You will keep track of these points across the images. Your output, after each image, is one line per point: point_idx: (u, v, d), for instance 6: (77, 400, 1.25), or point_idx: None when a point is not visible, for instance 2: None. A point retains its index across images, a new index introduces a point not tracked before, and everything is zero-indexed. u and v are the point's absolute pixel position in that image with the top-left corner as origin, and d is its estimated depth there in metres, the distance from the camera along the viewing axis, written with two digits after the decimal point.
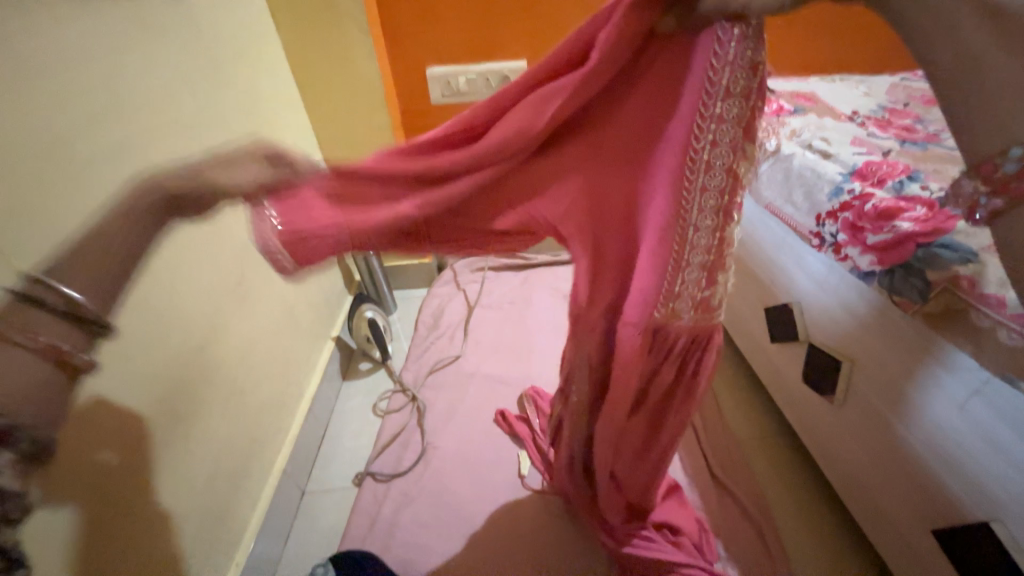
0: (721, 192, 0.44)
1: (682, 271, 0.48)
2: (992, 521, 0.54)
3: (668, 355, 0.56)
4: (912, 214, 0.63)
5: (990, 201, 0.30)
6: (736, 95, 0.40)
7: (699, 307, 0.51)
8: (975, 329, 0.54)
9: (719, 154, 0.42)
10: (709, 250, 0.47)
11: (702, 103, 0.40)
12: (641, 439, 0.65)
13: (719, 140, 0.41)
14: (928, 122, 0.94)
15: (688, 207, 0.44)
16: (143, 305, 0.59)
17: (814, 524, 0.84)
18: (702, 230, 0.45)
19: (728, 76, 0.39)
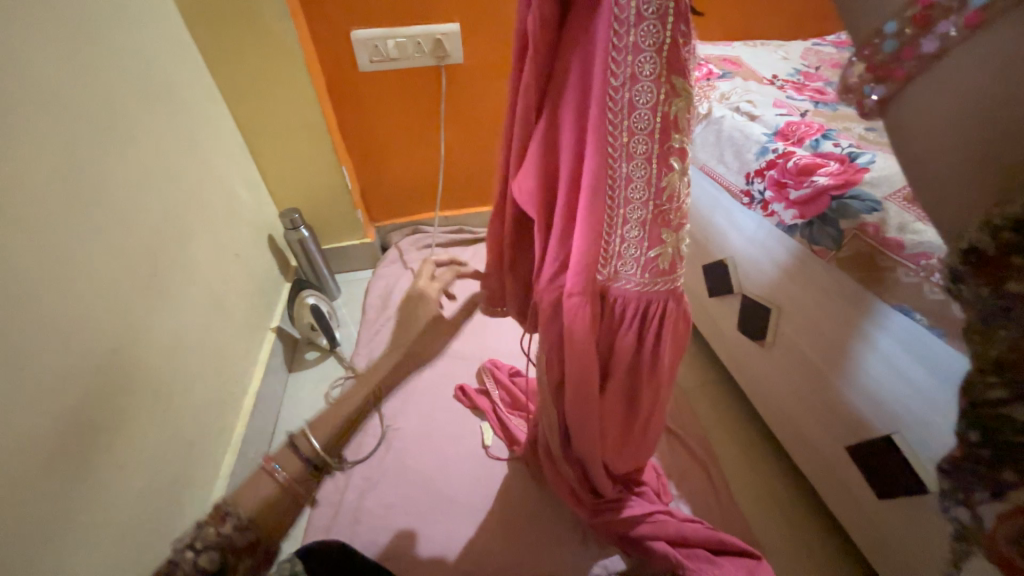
0: (649, 137, 0.42)
1: (619, 229, 0.48)
2: (894, 433, 0.63)
3: (620, 320, 0.56)
4: (826, 170, 0.69)
5: (875, 91, 0.26)
6: (650, 20, 0.36)
7: (646, 263, 0.51)
8: (879, 269, 0.61)
9: (641, 93, 0.39)
10: (644, 200, 0.46)
11: (613, 40, 0.38)
12: (611, 406, 0.65)
13: (639, 76, 0.39)
14: (837, 84, 1.02)
15: (616, 160, 0.43)
16: (33, 309, 0.51)
17: (752, 456, 0.94)
18: (632, 180, 0.44)
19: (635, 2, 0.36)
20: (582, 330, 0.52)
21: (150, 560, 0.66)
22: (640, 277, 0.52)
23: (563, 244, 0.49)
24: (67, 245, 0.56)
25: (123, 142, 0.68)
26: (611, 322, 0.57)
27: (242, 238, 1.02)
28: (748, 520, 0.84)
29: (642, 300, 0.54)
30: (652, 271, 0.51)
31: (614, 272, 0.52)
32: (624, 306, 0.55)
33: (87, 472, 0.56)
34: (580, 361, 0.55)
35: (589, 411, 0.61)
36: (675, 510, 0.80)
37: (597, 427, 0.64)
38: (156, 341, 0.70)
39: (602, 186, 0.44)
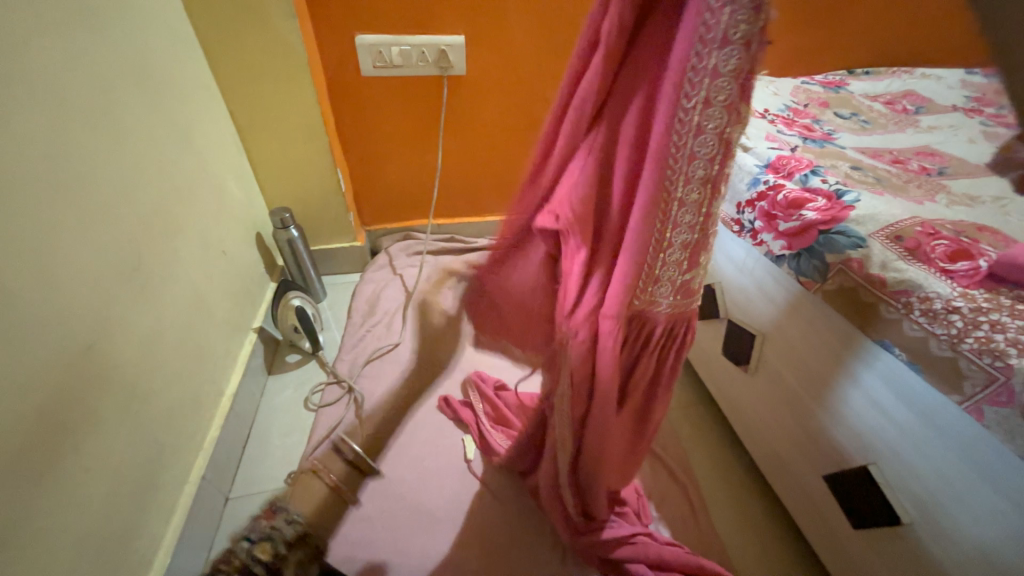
0: (710, 161, 0.43)
1: (663, 254, 0.49)
2: (870, 464, 0.65)
3: (647, 342, 0.59)
4: (814, 205, 0.72)
5: None
6: (734, 45, 0.36)
7: (681, 286, 0.53)
8: (863, 304, 0.63)
9: (711, 118, 0.40)
10: (693, 224, 0.47)
11: (692, 59, 0.38)
12: (625, 430, 0.68)
13: (712, 100, 0.39)
14: (824, 122, 1.07)
15: (674, 184, 0.44)
16: (8, 299, 0.49)
17: (731, 480, 0.95)
18: (685, 204, 0.46)
19: (724, 25, 0.36)
20: (610, 349, 0.54)
21: (111, 569, 0.62)
22: (672, 299, 0.54)
23: (606, 263, 0.51)
24: (48, 233, 0.54)
25: (115, 130, 0.66)
26: (637, 344, 0.59)
27: (230, 235, 1.00)
28: (726, 544, 0.85)
29: (671, 321, 0.57)
30: (683, 292, 0.54)
31: (650, 298, 0.54)
32: (651, 328, 0.57)
33: (52, 473, 0.53)
34: (604, 382, 0.57)
35: (604, 436, 0.63)
36: (656, 533, 0.79)
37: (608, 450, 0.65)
38: (133, 338, 0.68)
39: (656, 210, 0.45)
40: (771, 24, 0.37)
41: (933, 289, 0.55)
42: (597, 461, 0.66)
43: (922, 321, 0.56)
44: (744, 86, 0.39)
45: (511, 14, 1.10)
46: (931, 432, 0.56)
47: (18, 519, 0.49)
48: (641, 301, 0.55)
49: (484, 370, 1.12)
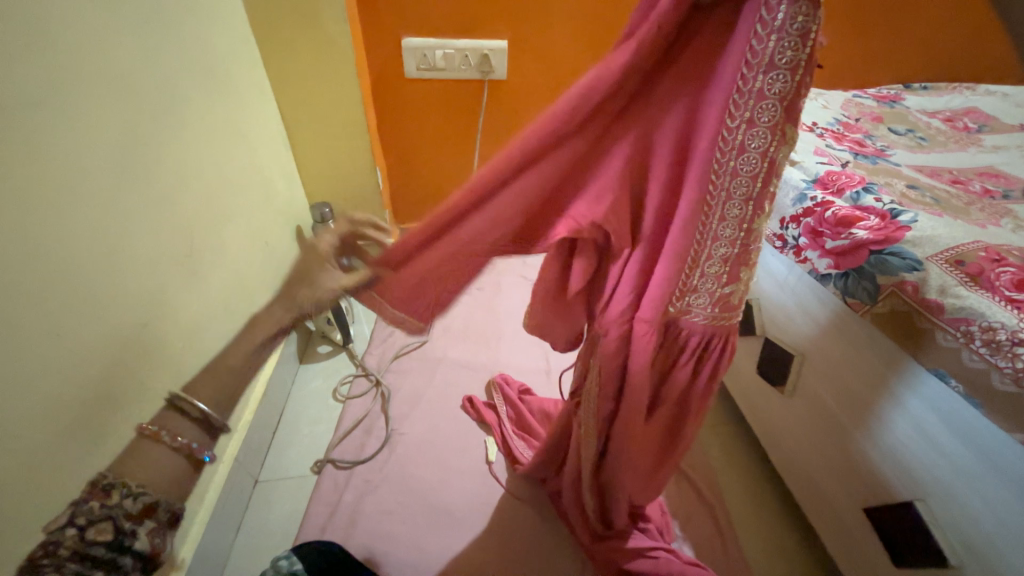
0: (752, 179, 0.44)
1: (702, 265, 0.50)
2: (917, 500, 0.61)
3: (680, 352, 0.58)
4: (866, 224, 0.69)
5: None
6: (781, 69, 0.39)
7: (718, 298, 0.53)
8: (916, 330, 0.59)
9: (755, 137, 0.42)
10: (733, 238, 0.48)
11: (740, 78, 0.40)
12: (655, 442, 0.67)
13: (756, 120, 0.41)
14: (877, 138, 1.03)
15: (715, 199, 0.45)
16: (74, 277, 0.52)
17: (760, 505, 0.92)
18: (726, 216, 0.47)
19: (771, 50, 0.38)
20: (644, 357, 0.53)
21: None
22: (709, 311, 0.54)
23: (645, 269, 0.50)
24: (112, 217, 0.57)
25: (174, 122, 0.69)
26: (670, 353, 0.58)
27: (273, 227, 1.04)
28: (751, 570, 0.82)
29: (708, 334, 0.56)
30: (721, 305, 0.54)
31: (686, 305, 0.54)
32: (687, 337, 0.57)
33: (103, 443, 0.56)
34: (636, 387, 0.56)
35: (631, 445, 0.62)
36: (679, 552, 0.77)
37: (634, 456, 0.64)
38: (181, 320, 0.71)
39: (697, 217, 0.46)
40: (816, 51, 0.39)
41: (998, 319, 0.52)
42: (626, 467, 0.65)
43: (983, 352, 0.52)
44: (789, 106, 0.41)
45: (554, 19, 1.10)
46: (989, 471, 0.53)
47: (71, 484, 0.52)
48: (678, 309, 0.54)
49: (509, 373, 1.12)
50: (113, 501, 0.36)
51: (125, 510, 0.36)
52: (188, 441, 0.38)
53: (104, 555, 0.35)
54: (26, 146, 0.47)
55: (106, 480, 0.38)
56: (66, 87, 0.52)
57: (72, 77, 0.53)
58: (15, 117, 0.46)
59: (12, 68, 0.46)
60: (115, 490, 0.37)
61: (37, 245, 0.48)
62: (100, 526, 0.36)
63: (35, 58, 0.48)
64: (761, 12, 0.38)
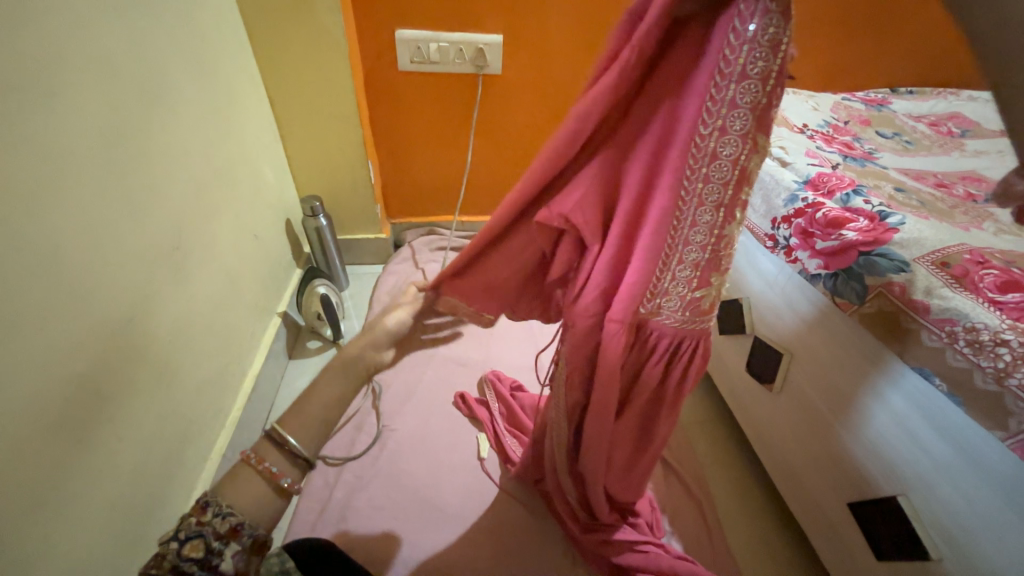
0: (724, 186, 0.44)
1: (672, 269, 0.50)
2: (899, 494, 0.63)
3: (651, 354, 0.58)
4: (856, 225, 0.70)
5: None
6: (752, 79, 0.39)
7: (689, 302, 0.53)
8: (902, 330, 0.61)
9: (727, 145, 0.42)
10: (704, 244, 0.48)
11: (712, 86, 0.40)
12: (627, 444, 0.67)
13: (729, 128, 0.41)
14: (865, 141, 1.04)
15: (685, 204, 0.45)
16: (59, 268, 0.50)
17: (747, 500, 0.93)
18: (697, 221, 0.47)
19: (743, 60, 0.38)
20: (614, 358, 0.53)
21: (135, 537, 0.64)
22: (679, 315, 0.54)
23: (615, 271, 0.50)
24: (97, 207, 0.55)
25: (163, 110, 0.67)
26: (641, 354, 0.59)
27: (263, 220, 1.02)
28: (739, 563, 0.83)
29: (678, 336, 0.56)
30: (692, 309, 0.54)
31: (655, 308, 0.54)
32: (657, 340, 0.57)
33: (88, 440, 0.55)
34: (606, 386, 0.56)
35: (599, 443, 0.62)
36: (668, 546, 0.79)
37: (606, 454, 0.65)
38: (169, 314, 0.69)
39: (668, 221, 0.45)
40: (788, 63, 0.39)
41: (980, 319, 0.54)
42: (599, 465, 0.65)
43: (966, 352, 0.54)
44: (761, 116, 0.41)
45: (550, 15, 1.09)
46: (969, 466, 0.54)
47: (55, 482, 0.51)
48: (648, 310, 0.54)
49: (501, 370, 1.12)
50: (207, 519, 0.42)
51: (214, 529, 0.42)
52: (283, 475, 0.46)
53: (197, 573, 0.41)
54: (11, 132, 0.45)
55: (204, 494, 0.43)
56: (52, 72, 0.50)
57: (58, 61, 0.51)
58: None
59: None
60: (209, 508, 0.42)
61: (20, 235, 0.46)
62: (193, 544, 0.41)
63: (21, 40, 0.47)
64: (733, 23, 0.37)
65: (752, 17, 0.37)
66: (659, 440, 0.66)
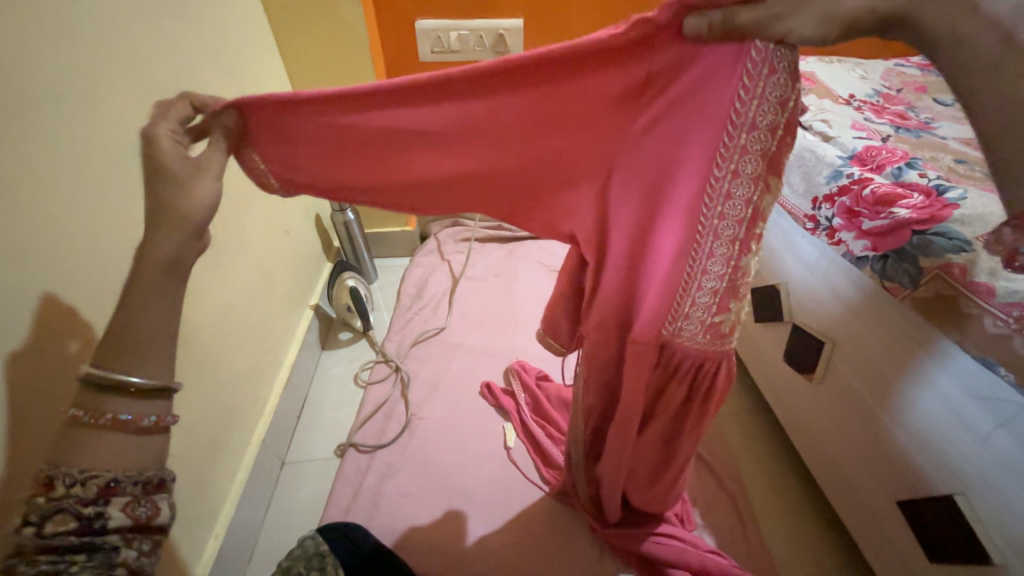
0: (737, 223, 0.46)
1: (692, 294, 0.50)
2: (956, 493, 0.58)
3: (674, 374, 0.57)
4: (909, 202, 0.64)
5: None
6: (761, 130, 0.42)
7: (710, 326, 0.53)
8: (961, 316, 0.56)
9: (739, 186, 0.44)
10: (723, 275, 0.49)
11: (725, 133, 0.42)
12: (655, 456, 0.66)
13: (741, 171, 0.43)
14: (921, 110, 0.95)
15: (701, 236, 0.47)
16: (104, 266, 0.55)
17: (787, 496, 0.89)
18: (714, 253, 0.48)
19: (753, 111, 0.41)
20: (634, 375, 0.54)
21: (185, 518, 0.69)
22: (701, 337, 0.53)
23: (634, 293, 0.52)
24: (135, 205, 0.59)
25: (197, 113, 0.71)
26: (664, 375, 0.57)
27: (292, 216, 1.06)
28: (776, 561, 0.80)
29: (700, 358, 0.55)
30: (713, 332, 0.53)
31: (677, 329, 0.53)
32: (681, 361, 0.56)
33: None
34: (629, 398, 0.56)
35: (625, 454, 0.62)
36: (697, 541, 0.76)
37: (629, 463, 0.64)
38: (209, 306, 0.75)
39: (683, 250, 0.47)
40: (795, 116, 0.42)
41: None
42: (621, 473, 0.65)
43: None
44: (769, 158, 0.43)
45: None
46: None
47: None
48: (669, 331, 0.53)
49: (527, 360, 1.11)
50: (64, 490, 0.36)
51: (80, 496, 0.37)
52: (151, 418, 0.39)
53: (78, 540, 0.37)
54: (60, 140, 0.49)
55: (48, 468, 0.37)
56: (94, 81, 0.53)
57: (102, 72, 0.54)
58: (46, 109, 0.48)
59: (47, 59, 0.48)
60: (59, 480, 0.36)
61: (68, 237, 0.50)
62: (56, 519, 0.36)
63: (64, 52, 0.50)
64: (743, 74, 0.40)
65: (760, 72, 0.40)
66: (684, 454, 0.64)
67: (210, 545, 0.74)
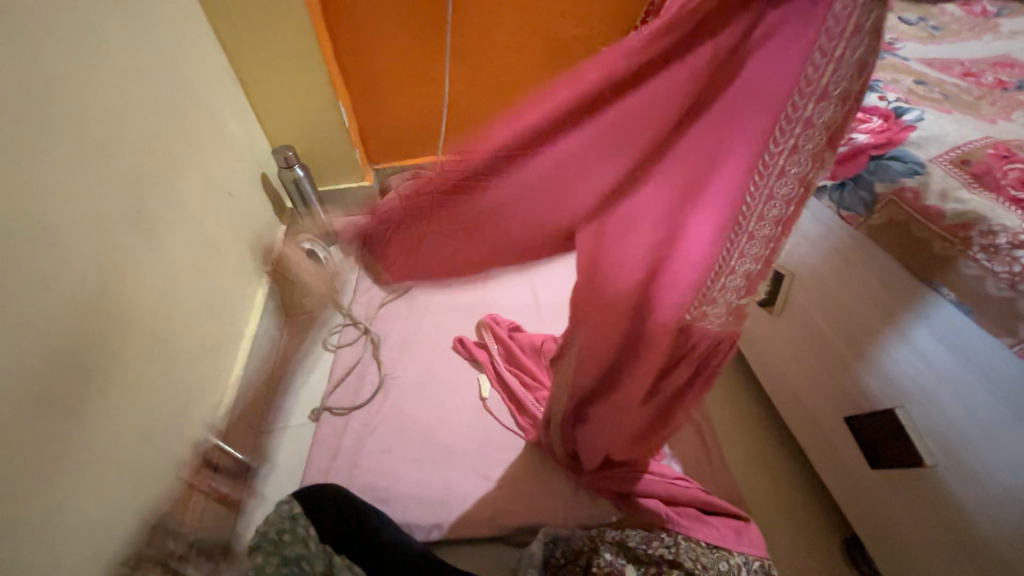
0: (787, 202, 0.44)
1: (723, 276, 0.49)
2: (898, 407, 0.62)
3: (688, 354, 0.59)
4: (867, 126, 0.63)
5: None
6: (831, 100, 0.38)
7: (732, 309, 0.52)
8: (911, 240, 0.56)
9: (794, 163, 0.42)
10: (756, 256, 0.48)
11: (790, 101, 0.39)
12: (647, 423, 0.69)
13: (799, 148, 0.41)
14: (885, 31, 0.92)
15: (746, 217, 0.45)
16: (10, 239, 0.50)
17: (747, 422, 0.95)
18: (753, 234, 0.46)
19: (826, 82, 0.37)
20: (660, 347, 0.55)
21: (156, 494, 0.68)
22: (723, 320, 0.53)
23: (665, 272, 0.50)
24: (36, 170, 0.53)
25: (92, 62, 0.63)
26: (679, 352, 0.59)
27: (234, 176, 0.98)
28: (736, 481, 0.87)
29: (716, 339, 0.56)
30: (735, 315, 0.53)
31: (701, 312, 0.53)
32: (698, 341, 0.57)
33: (83, 410, 0.57)
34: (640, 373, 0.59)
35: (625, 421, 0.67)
36: (665, 470, 0.81)
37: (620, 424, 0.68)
38: (150, 279, 0.70)
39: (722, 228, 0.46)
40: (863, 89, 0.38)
41: (1001, 222, 0.49)
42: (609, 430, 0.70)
43: (980, 258, 0.50)
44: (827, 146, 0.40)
45: None
46: (977, 376, 0.53)
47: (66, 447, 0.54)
48: (693, 314, 0.53)
49: (498, 313, 1.11)
50: None
51: None
52: None
53: None
54: None
55: None
56: None
57: None
58: None
59: None
60: None
61: None
62: None
63: None
64: (813, 50, 0.37)
65: (841, 32, 0.35)
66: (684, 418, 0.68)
67: (186, 517, 0.74)
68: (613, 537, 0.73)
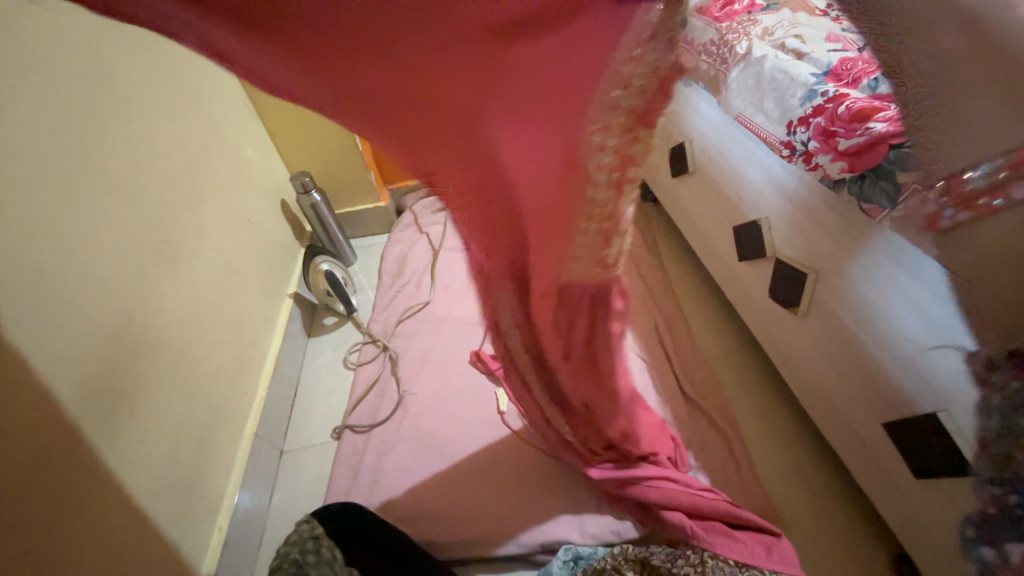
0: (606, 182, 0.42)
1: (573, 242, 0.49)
2: (940, 412, 0.57)
3: (577, 311, 0.58)
4: (885, 113, 0.58)
5: (956, 214, 0.50)
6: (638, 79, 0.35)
7: (597, 259, 0.51)
8: (941, 230, 0.52)
9: (601, 143, 0.40)
10: (603, 222, 0.46)
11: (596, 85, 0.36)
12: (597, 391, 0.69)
13: (605, 129, 0.39)
14: None
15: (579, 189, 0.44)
16: (43, 277, 0.53)
17: (779, 430, 0.90)
18: (592, 203, 0.44)
19: (626, 71, 0.35)
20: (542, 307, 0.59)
21: (185, 514, 0.71)
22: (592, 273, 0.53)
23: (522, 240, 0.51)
24: (68, 212, 0.57)
25: (113, 106, 0.67)
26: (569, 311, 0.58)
27: (254, 205, 1.02)
28: (770, 493, 0.82)
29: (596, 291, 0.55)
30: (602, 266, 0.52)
31: (568, 270, 0.53)
32: (580, 299, 0.57)
33: (112, 436, 0.60)
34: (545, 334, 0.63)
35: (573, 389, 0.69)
36: (690, 481, 0.77)
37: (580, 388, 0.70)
38: (174, 306, 0.73)
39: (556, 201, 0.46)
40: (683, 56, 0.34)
41: None
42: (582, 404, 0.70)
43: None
44: (639, 117, 0.37)
45: None
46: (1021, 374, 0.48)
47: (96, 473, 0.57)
48: (563, 273, 0.53)
49: None
50: None
51: None
52: None
53: None
54: None
55: None
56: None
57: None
58: None
59: None
60: None
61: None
62: None
63: None
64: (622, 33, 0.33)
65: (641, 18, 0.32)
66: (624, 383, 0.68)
67: (215, 537, 0.76)
68: (636, 555, 0.72)
